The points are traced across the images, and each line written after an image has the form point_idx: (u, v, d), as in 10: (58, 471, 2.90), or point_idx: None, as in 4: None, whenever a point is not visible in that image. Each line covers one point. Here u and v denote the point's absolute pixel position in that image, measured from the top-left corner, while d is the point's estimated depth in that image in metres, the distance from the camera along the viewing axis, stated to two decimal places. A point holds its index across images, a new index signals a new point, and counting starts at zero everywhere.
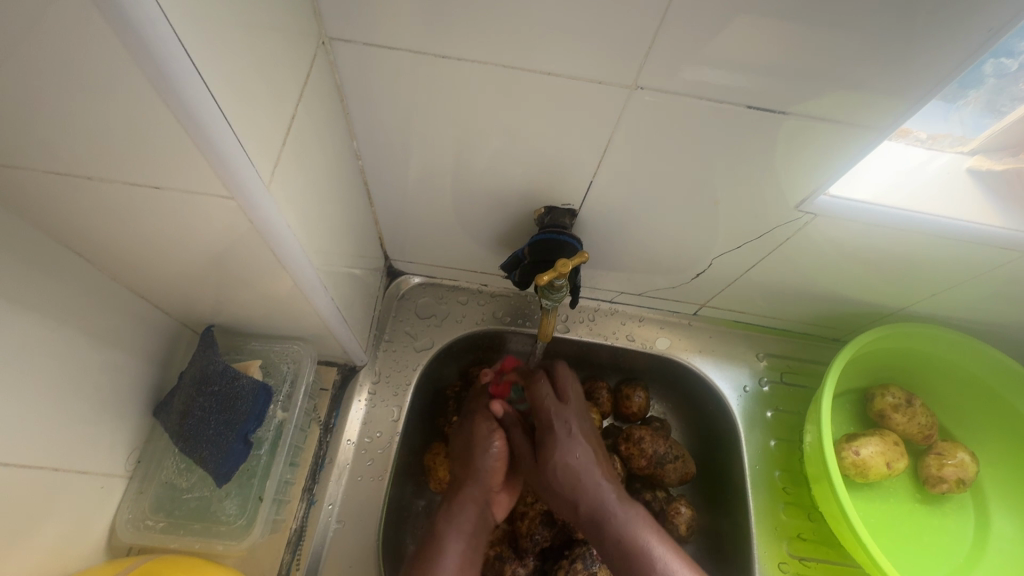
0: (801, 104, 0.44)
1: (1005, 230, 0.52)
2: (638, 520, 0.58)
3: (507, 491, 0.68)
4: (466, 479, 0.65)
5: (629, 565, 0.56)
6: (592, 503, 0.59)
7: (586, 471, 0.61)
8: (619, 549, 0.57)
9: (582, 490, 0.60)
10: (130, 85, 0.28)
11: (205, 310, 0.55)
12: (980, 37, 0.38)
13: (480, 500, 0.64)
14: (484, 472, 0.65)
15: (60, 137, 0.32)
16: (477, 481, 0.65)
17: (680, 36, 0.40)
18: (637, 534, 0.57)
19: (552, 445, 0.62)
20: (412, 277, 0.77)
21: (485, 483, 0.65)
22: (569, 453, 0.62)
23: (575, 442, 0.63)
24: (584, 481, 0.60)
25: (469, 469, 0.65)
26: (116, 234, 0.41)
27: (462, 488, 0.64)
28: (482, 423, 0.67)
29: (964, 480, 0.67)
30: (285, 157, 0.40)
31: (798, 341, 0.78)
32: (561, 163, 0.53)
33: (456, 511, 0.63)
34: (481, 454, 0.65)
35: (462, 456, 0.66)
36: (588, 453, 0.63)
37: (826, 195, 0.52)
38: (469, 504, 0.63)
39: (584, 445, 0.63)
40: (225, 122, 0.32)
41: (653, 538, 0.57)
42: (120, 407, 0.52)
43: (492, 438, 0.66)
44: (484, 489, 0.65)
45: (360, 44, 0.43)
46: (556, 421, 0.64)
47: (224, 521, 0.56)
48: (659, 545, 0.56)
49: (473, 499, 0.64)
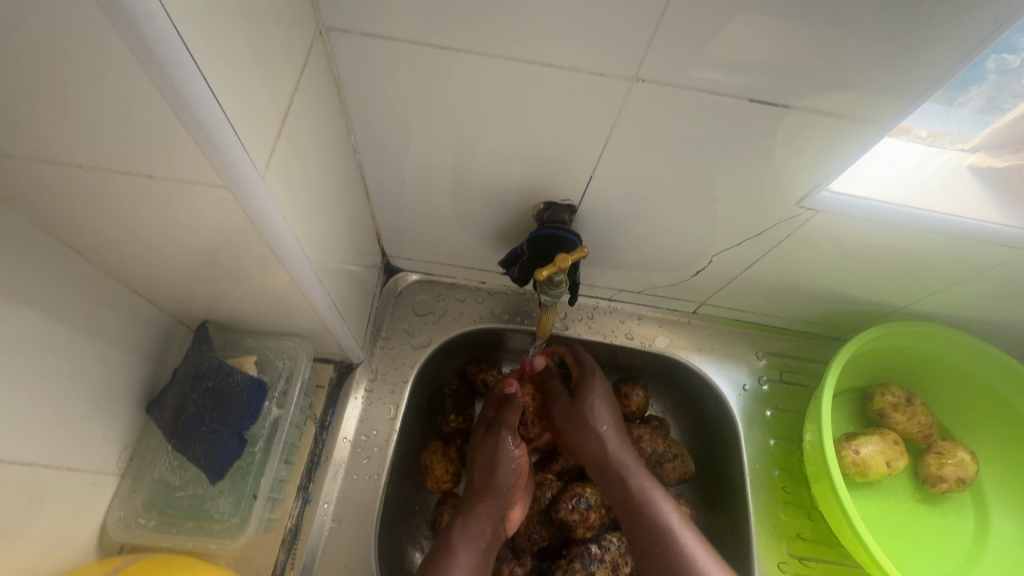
0: (805, 98, 0.43)
1: (1007, 227, 0.52)
2: (652, 484, 0.64)
3: (521, 503, 0.66)
4: (489, 492, 0.63)
5: (640, 521, 0.62)
6: (608, 452, 0.65)
7: (610, 438, 0.66)
8: (634, 498, 0.63)
9: (606, 441, 0.66)
10: (121, 72, 0.28)
11: (199, 305, 0.54)
12: (985, 31, 0.37)
13: (496, 514, 0.64)
14: (504, 487, 0.64)
15: (51, 125, 0.31)
16: (495, 496, 0.64)
17: (683, 27, 0.39)
18: (651, 497, 0.63)
19: (588, 393, 0.68)
20: (410, 274, 0.76)
21: (504, 497, 0.64)
22: (601, 409, 0.68)
23: (608, 398, 0.69)
24: (608, 435, 0.66)
25: (489, 483, 0.64)
26: (107, 225, 0.41)
27: (481, 501, 0.63)
28: (507, 438, 0.66)
29: (964, 479, 0.67)
30: (281, 148, 0.39)
31: (797, 339, 0.77)
32: (560, 158, 0.52)
33: (472, 519, 0.62)
34: (504, 467, 0.64)
35: (483, 468, 0.65)
36: (614, 414, 0.69)
37: (828, 191, 0.52)
38: (485, 518, 0.63)
39: (612, 403, 0.69)
40: (217, 109, 0.31)
41: (664, 503, 0.63)
42: (112, 403, 0.52)
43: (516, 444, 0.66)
44: (502, 504, 0.64)
45: (358, 34, 0.43)
46: (595, 371, 0.70)
47: (218, 519, 0.56)
48: (671, 509, 0.62)
49: (491, 513, 0.63)
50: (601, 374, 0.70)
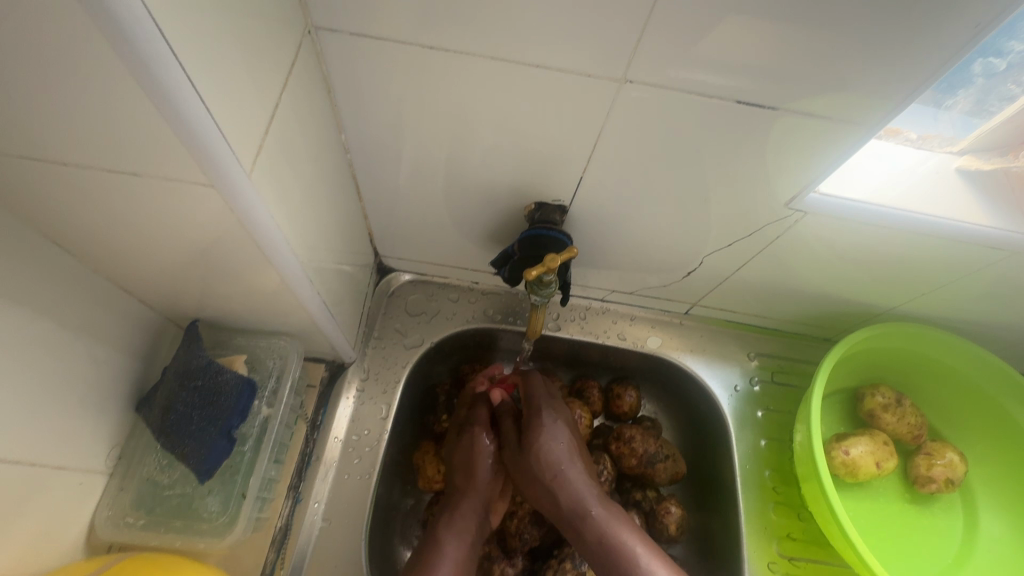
0: (791, 100, 0.44)
1: (994, 229, 0.52)
2: (613, 516, 0.60)
3: (503, 498, 0.67)
4: (469, 488, 0.64)
5: (606, 559, 0.59)
6: (569, 496, 0.61)
7: (569, 463, 0.63)
8: (597, 543, 0.59)
9: (563, 481, 0.62)
10: (103, 67, 0.27)
11: (188, 304, 0.54)
12: (967, 33, 0.38)
13: (481, 507, 0.64)
14: (484, 481, 0.65)
15: (38, 124, 0.31)
16: (477, 492, 0.64)
17: (669, 28, 0.40)
18: (614, 529, 0.60)
19: (538, 430, 0.63)
20: (402, 274, 0.76)
21: (486, 492, 0.65)
22: (554, 441, 0.63)
23: (561, 432, 0.64)
24: (566, 469, 0.62)
25: (469, 480, 0.64)
26: (95, 223, 0.41)
27: (462, 496, 0.63)
28: (480, 435, 0.66)
29: (953, 480, 0.67)
30: (268, 146, 0.39)
31: (789, 341, 0.78)
32: (551, 159, 0.53)
33: (458, 513, 0.62)
34: (481, 464, 0.65)
35: (461, 468, 0.65)
36: (569, 448, 0.64)
37: (815, 192, 0.52)
38: (471, 512, 0.63)
39: (569, 435, 0.65)
40: (203, 105, 0.31)
41: (629, 535, 0.59)
42: (101, 402, 0.52)
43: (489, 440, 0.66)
44: (486, 499, 0.64)
45: (346, 33, 0.43)
46: (545, 408, 0.65)
47: (206, 518, 0.56)
48: (635, 539, 0.59)
49: (476, 508, 0.63)
50: (549, 409, 0.65)
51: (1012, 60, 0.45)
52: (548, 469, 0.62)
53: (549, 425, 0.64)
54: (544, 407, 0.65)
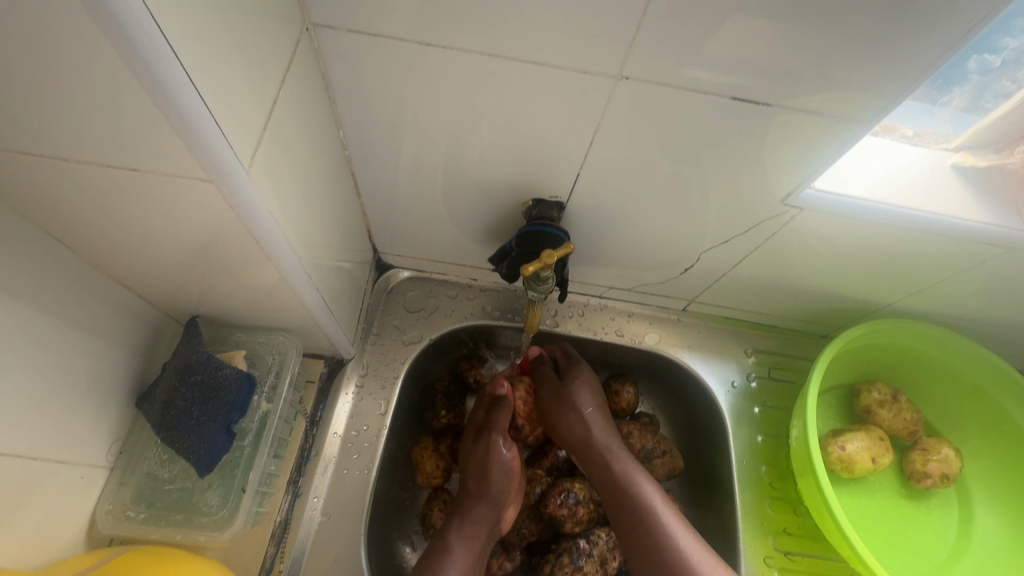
0: (787, 97, 0.44)
1: (989, 225, 0.52)
2: (633, 464, 0.65)
3: (514, 505, 0.68)
4: (483, 494, 0.64)
5: (622, 499, 0.62)
6: (595, 435, 0.66)
7: (595, 423, 0.68)
8: (616, 477, 0.64)
9: (591, 431, 0.67)
10: (104, 64, 0.28)
11: (188, 299, 0.54)
12: (961, 29, 0.38)
13: (493, 514, 0.65)
14: (499, 491, 0.65)
15: (38, 119, 0.31)
16: (489, 498, 0.65)
17: (664, 25, 0.40)
18: (632, 477, 0.64)
19: (577, 377, 0.69)
20: (401, 271, 0.76)
21: (499, 499, 0.65)
22: (588, 392, 0.69)
23: (593, 386, 0.69)
24: (593, 420, 0.67)
25: (483, 487, 0.65)
26: (95, 219, 0.41)
27: (477, 502, 0.64)
28: (498, 440, 0.67)
29: (949, 476, 0.67)
30: (266, 142, 0.40)
31: (786, 337, 0.78)
32: (548, 155, 0.53)
33: (471, 519, 0.63)
34: (497, 473, 0.65)
35: (475, 473, 0.66)
36: (598, 407, 0.69)
37: (811, 189, 0.52)
38: (484, 518, 0.64)
39: (599, 396, 0.70)
40: (201, 102, 0.31)
41: (649, 487, 0.63)
42: (101, 397, 0.52)
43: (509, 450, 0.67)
44: (498, 505, 0.65)
45: (344, 30, 0.43)
46: (584, 364, 0.71)
47: (207, 512, 0.56)
48: (654, 491, 0.62)
49: (489, 513, 0.64)
50: (587, 367, 0.70)
51: (1006, 57, 0.46)
52: (580, 410, 0.67)
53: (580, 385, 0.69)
54: (578, 374, 0.70)
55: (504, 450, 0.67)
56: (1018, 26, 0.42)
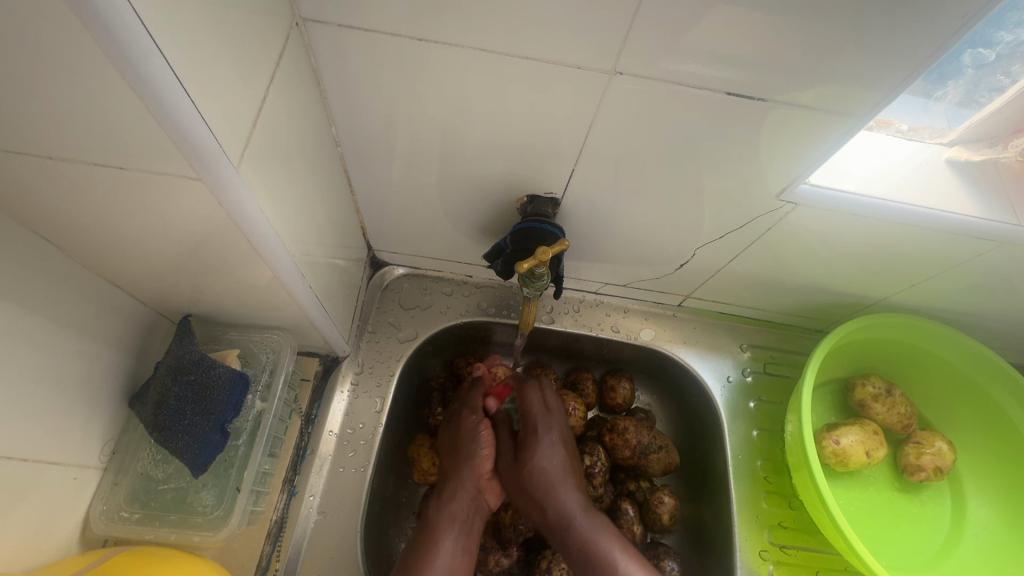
0: (781, 93, 0.44)
1: (985, 220, 0.52)
2: (602, 531, 0.60)
3: (496, 492, 0.66)
4: (458, 471, 0.64)
5: (590, 569, 0.59)
6: (558, 511, 0.61)
7: (560, 475, 0.63)
8: (581, 553, 0.59)
9: (553, 495, 0.62)
10: (86, 60, 0.27)
11: (181, 298, 0.54)
12: (955, 23, 0.38)
13: (473, 487, 0.64)
14: (472, 461, 0.64)
15: (22, 118, 0.31)
16: (466, 472, 0.64)
17: (658, 20, 0.40)
18: (599, 543, 0.59)
19: (534, 447, 0.63)
20: (396, 268, 0.76)
21: (476, 472, 0.64)
22: (547, 456, 0.63)
23: (554, 446, 0.64)
24: (556, 486, 0.62)
25: (455, 460, 0.65)
26: (83, 219, 0.41)
27: (452, 478, 0.64)
28: (467, 416, 0.67)
29: (941, 468, 0.68)
30: (256, 139, 0.39)
31: (780, 332, 0.79)
32: (542, 153, 0.53)
33: (450, 501, 0.63)
34: (467, 445, 0.65)
35: (449, 450, 0.66)
36: (566, 461, 0.64)
37: (806, 184, 0.52)
38: (461, 492, 0.63)
39: (564, 453, 0.64)
40: (188, 97, 0.31)
41: (617, 551, 0.59)
42: (93, 398, 0.51)
43: (481, 431, 0.66)
44: (476, 477, 0.64)
45: (334, 25, 0.43)
46: (539, 424, 0.65)
47: (201, 512, 0.56)
48: (622, 558, 0.58)
49: (466, 488, 0.64)
50: (547, 422, 0.65)
51: (1001, 51, 0.46)
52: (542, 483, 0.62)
53: (545, 441, 0.64)
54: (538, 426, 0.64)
55: (477, 429, 0.66)
56: (1012, 19, 0.43)
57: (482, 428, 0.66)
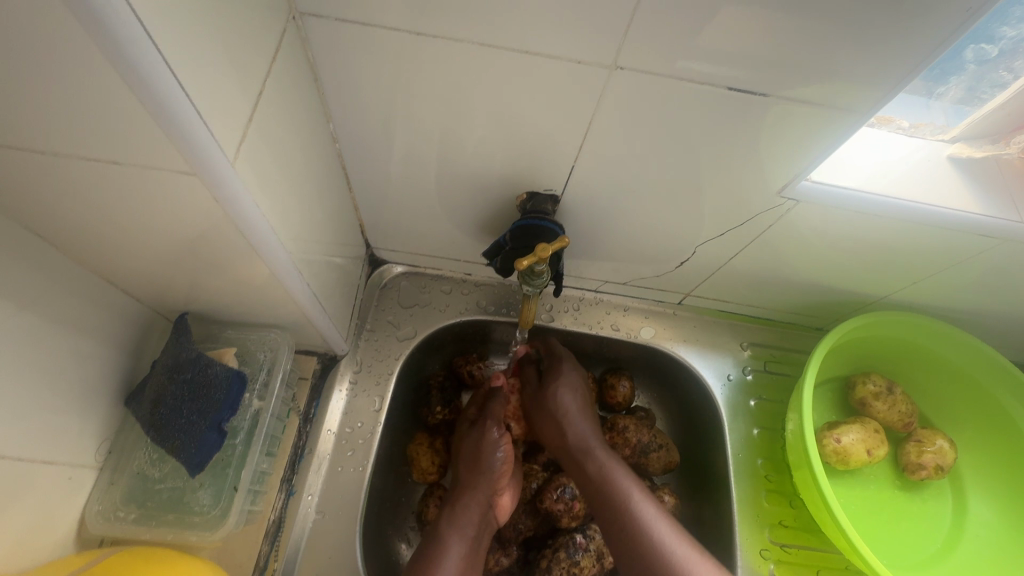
0: (783, 89, 0.43)
1: (987, 217, 0.52)
2: (617, 465, 0.62)
3: (510, 490, 0.66)
4: (472, 481, 0.64)
5: (601, 493, 0.60)
6: (576, 434, 0.64)
7: (578, 413, 0.65)
8: (595, 478, 0.61)
9: (569, 423, 0.65)
10: (78, 52, 0.27)
11: (178, 296, 0.53)
12: (959, 17, 0.37)
13: (484, 500, 0.63)
14: (490, 470, 0.64)
15: (13, 111, 0.30)
16: (482, 482, 0.64)
17: (658, 14, 0.39)
18: (611, 474, 0.61)
19: (556, 376, 0.67)
20: (394, 266, 0.76)
21: (491, 484, 0.64)
22: (568, 400, 0.66)
23: (576, 388, 0.67)
24: (573, 417, 0.65)
25: (472, 472, 0.64)
26: (76, 214, 0.40)
27: (466, 490, 0.63)
28: (489, 428, 0.66)
29: (942, 467, 0.68)
30: (252, 135, 0.39)
31: (780, 330, 0.78)
32: (541, 150, 0.52)
33: (460, 514, 0.62)
34: (488, 456, 0.65)
35: (467, 460, 0.65)
36: (584, 397, 0.67)
37: (807, 180, 0.52)
38: (473, 506, 0.63)
39: (583, 391, 0.68)
40: (182, 93, 0.30)
41: (626, 478, 0.61)
42: (88, 397, 0.51)
43: (500, 444, 0.65)
44: (489, 491, 0.64)
45: (332, 19, 0.42)
46: (564, 359, 0.69)
47: (197, 511, 0.55)
48: (631, 484, 0.60)
49: (478, 500, 0.63)
50: (571, 362, 0.69)
51: (1003, 47, 0.46)
52: (561, 413, 0.65)
53: (566, 374, 0.68)
54: (562, 359, 0.69)
55: (497, 441, 0.66)
56: (1015, 15, 0.43)
57: (501, 443, 0.65)
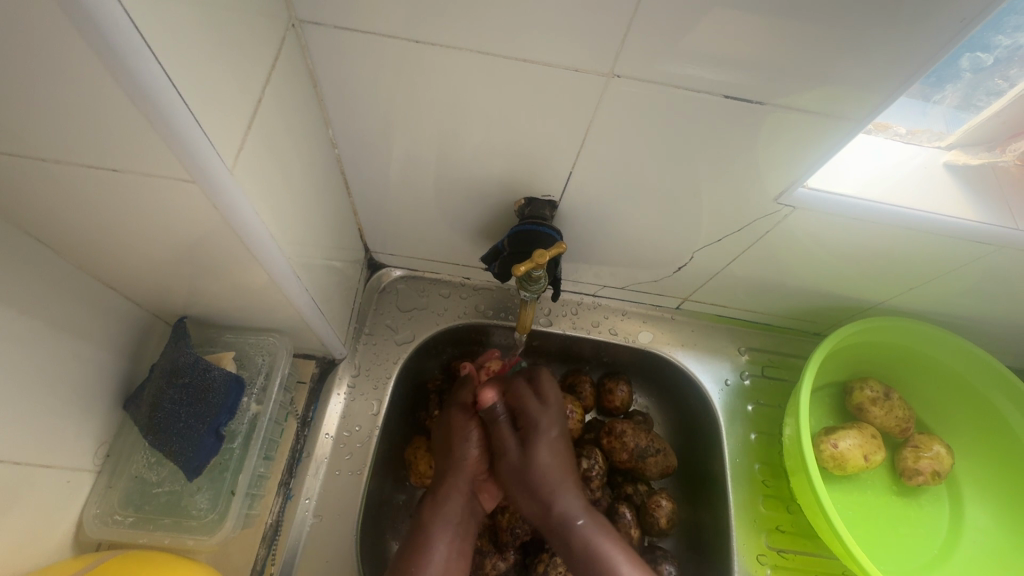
0: (779, 96, 0.44)
1: (984, 224, 0.52)
2: (603, 534, 0.59)
3: (493, 482, 0.66)
4: (449, 473, 0.63)
5: (589, 572, 0.57)
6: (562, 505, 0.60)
7: (559, 477, 0.61)
8: (581, 554, 0.58)
9: (555, 497, 0.60)
10: (79, 61, 0.27)
11: (176, 300, 0.53)
12: (954, 27, 0.38)
13: (466, 489, 0.63)
14: (463, 461, 0.63)
15: (13, 118, 0.30)
16: (460, 472, 0.63)
17: (655, 24, 0.39)
18: (599, 543, 0.58)
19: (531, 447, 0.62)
20: (393, 270, 0.76)
21: (467, 476, 0.63)
22: (549, 459, 0.62)
23: (556, 447, 0.63)
24: (558, 487, 0.61)
25: (447, 461, 0.64)
26: (75, 220, 0.40)
27: (447, 479, 0.63)
28: (457, 414, 0.66)
29: (940, 473, 0.68)
30: (251, 141, 0.39)
31: (778, 335, 0.78)
32: (539, 156, 0.53)
33: (443, 504, 0.61)
34: (459, 442, 0.64)
35: (442, 451, 0.65)
36: (564, 462, 0.63)
37: (804, 187, 0.52)
38: (455, 496, 0.62)
39: (562, 450, 0.63)
40: (183, 102, 0.31)
41: (624, 563, 0.57)
42: (87, 401, 0.51)
43: (470, 431, 0.64)
44: (469, 479, 0.63)
45: (331, 27, 0.42)
46: (540, 420, 0.63)
47: (195, 515, 0.55)
48: (622, 560, 0.57)
49: (459, 491, 0.62)
50: (546, 425, 0.63)
51: (999, 55, 0.46)
52: (544, 492, 0.60)
53: (543, 440, 0.63)
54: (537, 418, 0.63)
55: (467, 427, 0.65)
56: (1010, 24, 0.43)
57: (470, 432, 0.64)
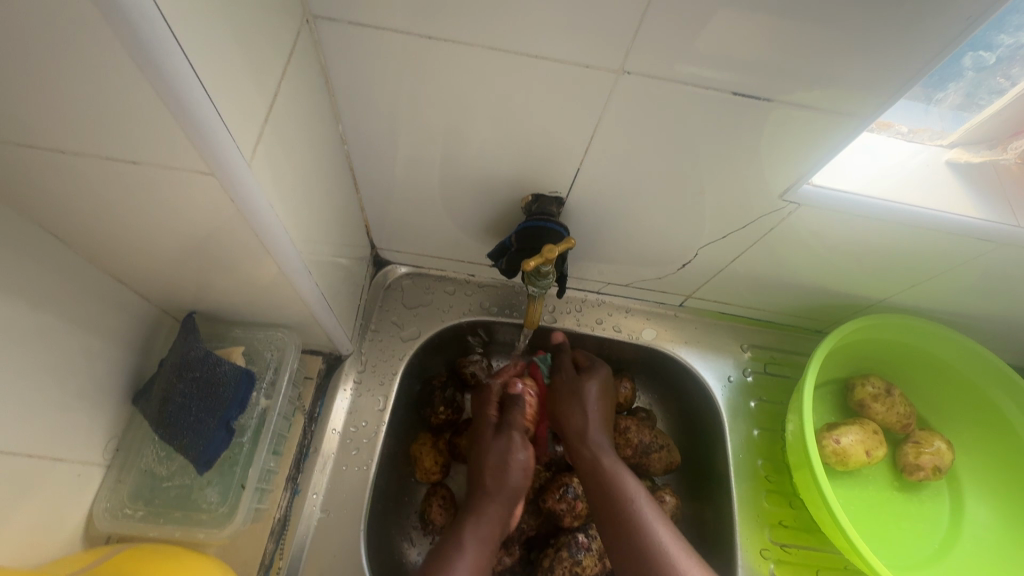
0: (785, 93, 0.44)
1: (984, 221, 0.53)
2: (627, 476, 0.63)
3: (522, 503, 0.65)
4: (494, 491, 0.63)
5: (608, 508, 0.60)
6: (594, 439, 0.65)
7: (595, 426, 0.66)
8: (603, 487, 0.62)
9: (591, 432, 0.65)
10: (104, 53, 0.27)
11: (186, 295, 0.54)
12: (959, 25, 0.38)
13: (506, 505, 0.62)
14: (511, 484, 0.63)
15: (36, 110, 0.31)
16: (501, 492, 0.63)
17: (664, 21, 0.40)
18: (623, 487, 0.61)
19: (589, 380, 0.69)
20: (399, 267, 0.76)
21: (511, 498, 0.63)
22: (595, 399, 0.68)
23: (605, 392, 0.69)
24: (592, 429, 0.66)
25: (497, 481, 0.63)
26: (91, 215, 0.41)
27: (489, 499, 0.62)
28: (513, 435, 0.66)
29: (940, 468, 0.68)
30: (267, 136, 0.39)
31: (780, 332, 0.79)
32: (547, 153, 0.53)
33: (481, 514, 0.61)
34: (512, 466, 0.64)
35: (488, 469, 0.64)
36: (603, 411, 0.68)
37: (809, 184, 0.53)
38: (495, 513, 0.61)
39: (607, 404, 0.69)
40: (205, 96, 0.31)
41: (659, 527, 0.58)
42: (98, 395, 0.51)
43: (522, 451, 0.65)
44: (509, 498, 0.63)
45: (344, 23, 0.43)
46: (598, 366, 0.71)
47: (206, 508, 0.56)
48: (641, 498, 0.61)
49: (498, 507, 0.62)
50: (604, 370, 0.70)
51: (1001, 54, 0.47)
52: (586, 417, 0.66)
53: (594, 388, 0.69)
54: (593, 368, 0.70)
55: (518, 446, 0.65)
56: (1012, 23, 0.44)
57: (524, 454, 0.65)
